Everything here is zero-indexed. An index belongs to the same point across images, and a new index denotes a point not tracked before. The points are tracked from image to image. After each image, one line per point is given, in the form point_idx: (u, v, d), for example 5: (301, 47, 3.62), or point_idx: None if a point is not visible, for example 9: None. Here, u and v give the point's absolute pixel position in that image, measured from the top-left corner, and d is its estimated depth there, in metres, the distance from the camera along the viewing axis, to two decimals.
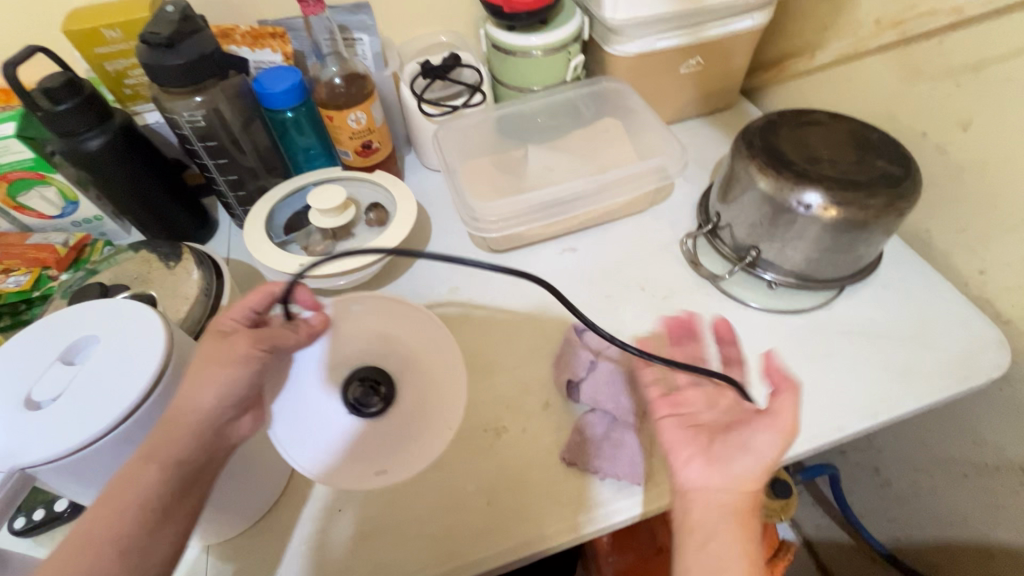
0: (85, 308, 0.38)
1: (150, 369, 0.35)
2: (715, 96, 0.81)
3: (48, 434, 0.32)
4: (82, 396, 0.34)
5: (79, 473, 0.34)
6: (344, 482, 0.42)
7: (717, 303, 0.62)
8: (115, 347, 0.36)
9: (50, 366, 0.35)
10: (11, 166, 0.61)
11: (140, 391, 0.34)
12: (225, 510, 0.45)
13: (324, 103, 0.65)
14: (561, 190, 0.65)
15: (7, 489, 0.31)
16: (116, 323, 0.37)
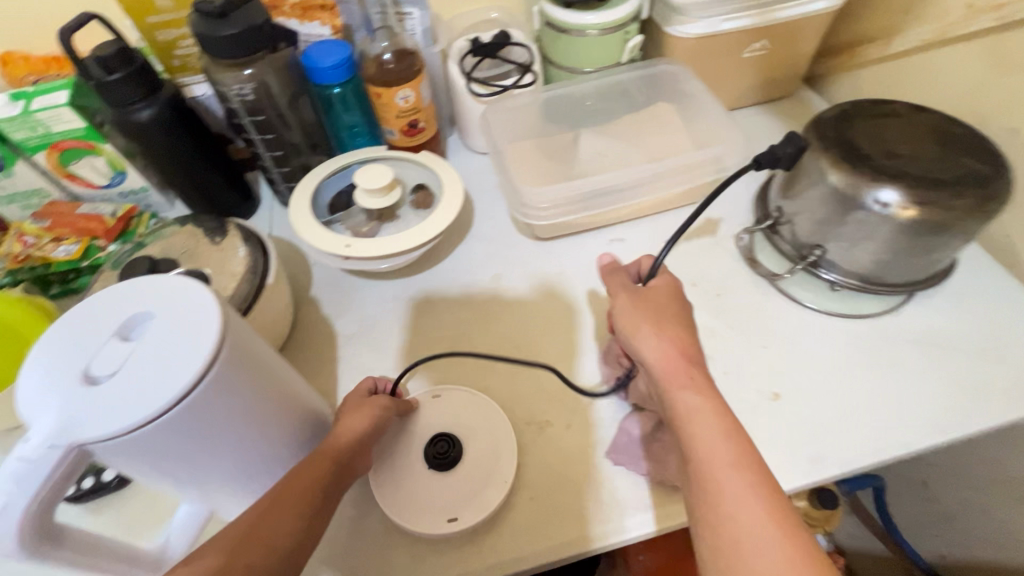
0: (141, 282, 0.36)
1: (208, 351, 0.33)
2: (777, 83, 0.76)
3: (101, 413, 0.31)
4: (135, 375, 0.32)
5: (143, 452, 0.33)
6: (423, 527, 0.46)
7: (774, 303, 0.59)
8: (168, 327, 0.34)
9: (107, 340, 0.33)
10: (63, 135, 0.61)
11: (195, 373, 0.32)
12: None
13: (372, 80, 0.63)
14: (613, 178, 0.62)
15: (62, 464, 0.31)
16: (170, 301, 0.35)
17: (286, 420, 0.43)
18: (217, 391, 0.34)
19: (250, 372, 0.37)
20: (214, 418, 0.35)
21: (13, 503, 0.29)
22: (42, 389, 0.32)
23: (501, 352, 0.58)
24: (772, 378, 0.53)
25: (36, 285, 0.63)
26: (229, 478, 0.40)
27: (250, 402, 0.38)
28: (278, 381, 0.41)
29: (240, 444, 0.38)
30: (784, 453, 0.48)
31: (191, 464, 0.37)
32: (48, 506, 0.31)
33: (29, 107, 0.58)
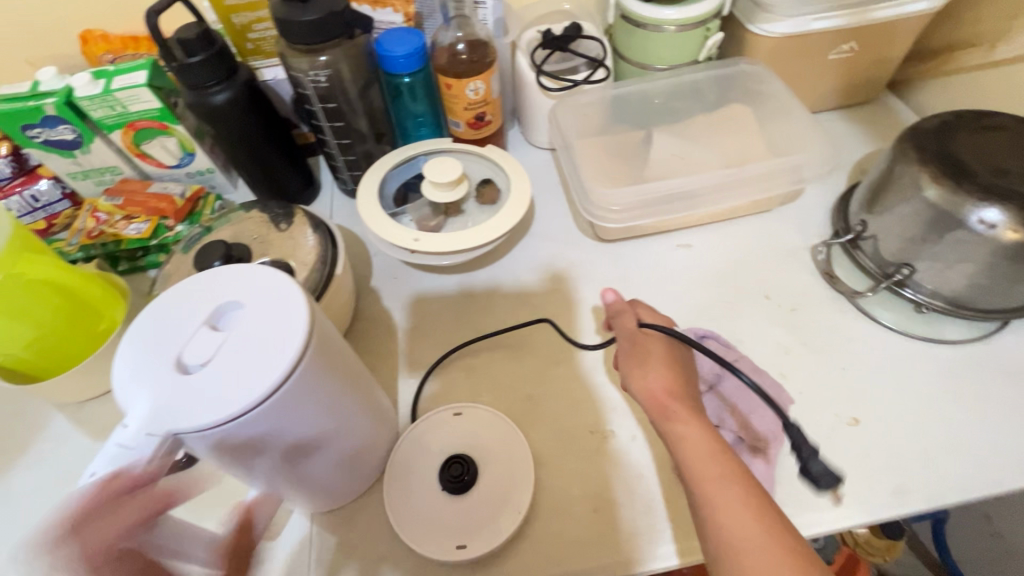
0: (229, 271, 0.36)
1: (296, 348, 0.33)
2: (860, 87, 0.72)
3: (197, 404, 0.31)
4: (228, 367, 0.32)
5: (230, 445, 0.33)
6: (428, 551, 0.45)
7: (852, 322, 0.56)
8: (258, 319, 0.33)
9: (198, 329, 0.33)
10: (139, 115, 0.61)
11: (284, 369, 0.32)
12: (337, 486, 0.45)
13: (444, 70, 0.62)
14: (686, 183, 0.59)
15: (158, 452, 0.31)
16: (259, 292, 0.34)
17: (357, 415, 0.42)
18: (304, 386, 0.34)
19: (329, 370, 0.36)
20: (296, 415, 0.35)
21: (113, 488, 0.29)
22: (137, 377, 0.32)
23: (563, 356, 0.56)
24: (851, 402, 0.51)
25: (107, 260, 0.67)
26: (304, 470, 0.40)
27: (329, 399, 0.37)
28: (354, 380, 0.41)
29: (314, 441, 0.38)
30: (863, 483, 0.46)
31: (272, 458, 0.36)
32: (143, 492, 0.31)
33: (109, 86, 0.59)
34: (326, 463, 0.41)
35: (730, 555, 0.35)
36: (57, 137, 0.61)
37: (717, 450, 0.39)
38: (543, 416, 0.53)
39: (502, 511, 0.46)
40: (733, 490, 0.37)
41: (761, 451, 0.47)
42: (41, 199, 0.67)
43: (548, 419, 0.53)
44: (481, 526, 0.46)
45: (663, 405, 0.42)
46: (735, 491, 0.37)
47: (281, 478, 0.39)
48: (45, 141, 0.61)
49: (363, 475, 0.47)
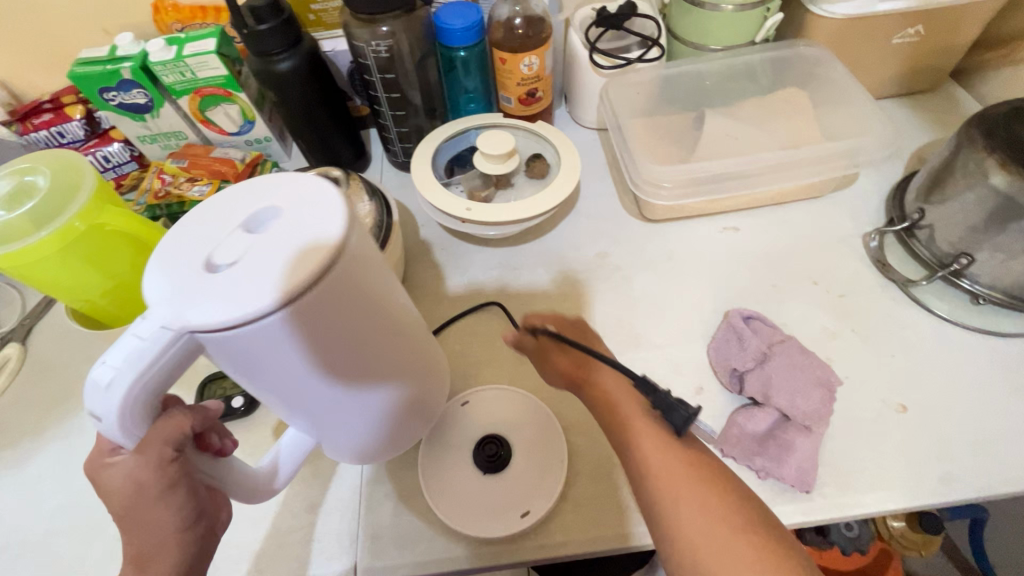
0: (277, 183, 0.32)
1: (320, 258, 0.28)
2: (923, 74, 0.70)
3: (207, 302, 0.27)
4: (248, 270, 0.28)
5: (243, 356, 0.30)
6: (488, 531, 0.45)
7: (903, 310, 0.55)
8: (290, 228, 0.30)
9: (231, 233, 0.30)
10: (206, 82, 0.64)
11: (302, 279, 0.28)
12: (376, 441, 0.42)
13: (499, 45, 0.63)
14: (738, 164, 0.59)
15: (171, 348, 0.28)
16: (299, 201, 0.31)
17: (396, 360, 0.38)
18: (325, 303, 0.29)
19: (359, 301, 0.32)
20: (321, 338, 0.31)
21: (120, 376, 0.28)
22: (167, 271, 0.29)
23: (606, 330, 0.57)
24: (900, 388, 0.50)
25: (172, 222, 0.69)
26: (331, 413, 0.36)
27: (357, 333, 0.33)
28: (391, 322, 0.36)
29: (346, 378, 0.34)
30: (911, 468, 0.46)
31: (292, 387, 0.33)
32: (154, 386, 0.29)
33: (180, 52, 0.61)
34: (360, 412, 0.38)
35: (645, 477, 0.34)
36: (131, 101, 0.65)
37: (634, 391, 0.38)
38: None
39: (539, 488, 0.47)
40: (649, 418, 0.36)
41: (806, 429, 0.46)
42: (112, 160, 0.72)
43: None
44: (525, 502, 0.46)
45: (575, 376, 0.41)
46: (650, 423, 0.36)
47: (311, 417, 0.36)
48: (120, 104, 0.65)
49: (400, 431, 0.43)
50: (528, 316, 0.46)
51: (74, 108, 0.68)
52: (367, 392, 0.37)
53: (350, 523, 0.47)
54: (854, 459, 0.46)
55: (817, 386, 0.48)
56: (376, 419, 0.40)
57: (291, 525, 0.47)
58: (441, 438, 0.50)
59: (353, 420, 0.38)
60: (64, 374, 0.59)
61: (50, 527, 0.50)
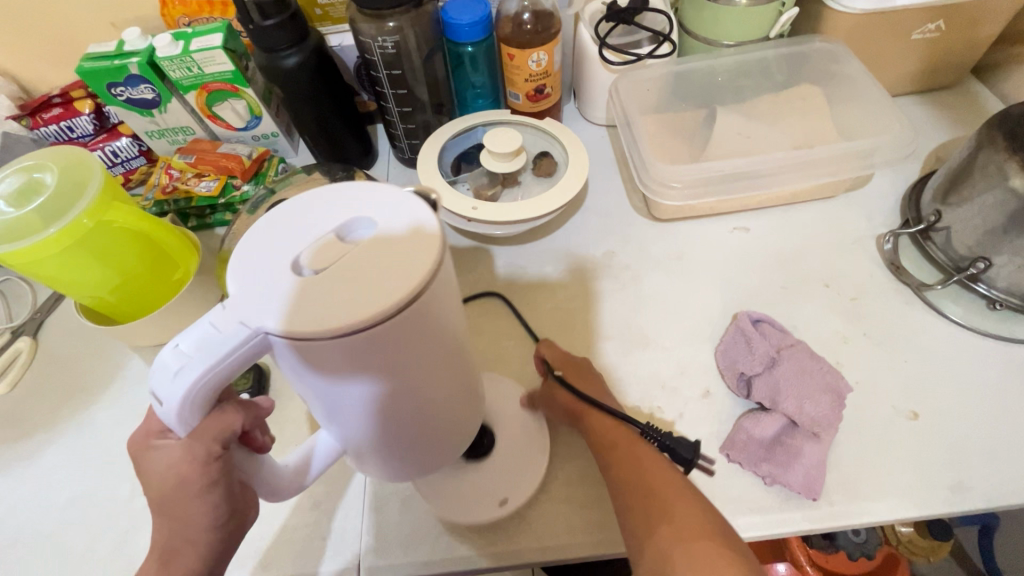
0: (376, 190, 0.31)
1: (409, 290, 0.27)
2: (942, 70, 0.68)
3: (289, 310, 0.27)
4: (336, 284, 0.28)
5: (304, 369, 0.29)
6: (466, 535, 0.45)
7: (917, 314, 0.54)
8: (385, 246, 0.29)
9: (324, 236, 0.30)
10: (213, 77, 0.64)
11: (387, 308, 0.27)
12: (426, 457, 0.41)
13: (507, 40, 0.62)
14: (748, 163, 0.58)
15: (242, 349, 0.27)
16: (397, 217, 0.30)
17: (454, 382, 0.36)
18: (396, 334, 0.28)
19: (429, 339, 0.31)
20: (382, 363, 0.29)
21: (188, 367, 0.27)
22: (256, 262, 0.29)
23: (613, 331, 0.57)
24: (911, 394, 0.49)
25: (178, 216, 0.70)
26: (381, 432, 0.35)
27: (416, 362, 0.31)
28: (451, 360, 0.35)
29: (401, 401, 0.33)
30: (921, 476, 0.45)
31: (347, 406, 0.32)
32: (218, 383, 0.28)
33: (187, 47, 0.61)
34: (410, 434, 0.36)
35: (627, 495, 0.40)
36: (139, 96, 0.65)
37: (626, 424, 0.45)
38: None
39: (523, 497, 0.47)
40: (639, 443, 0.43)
41: (815, 436, 0.46)
42: (120, 155, 0.72)
43: None
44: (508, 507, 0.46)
45: (574, 410, 0.46)
46: (642, 450, 0.42)
47: (362, 436, 0.35)
48: (128, 99, 0.65)
49: (446, 453, 0.42)
50: (541, 346, 0.52)
51: (83, 102, 0.68)
52: (415, 422, 0.36)
53: (355, 520, 0.47)
54: (863, 466, 0.46)
55: (825, 391, 0.48)
56: (429, 436, 0.38)
57: (296, 523, 0.48)
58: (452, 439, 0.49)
59: (401, 442, 0.37)
60: (75, 368, 0.60)
61: (61, 519, 0.51)
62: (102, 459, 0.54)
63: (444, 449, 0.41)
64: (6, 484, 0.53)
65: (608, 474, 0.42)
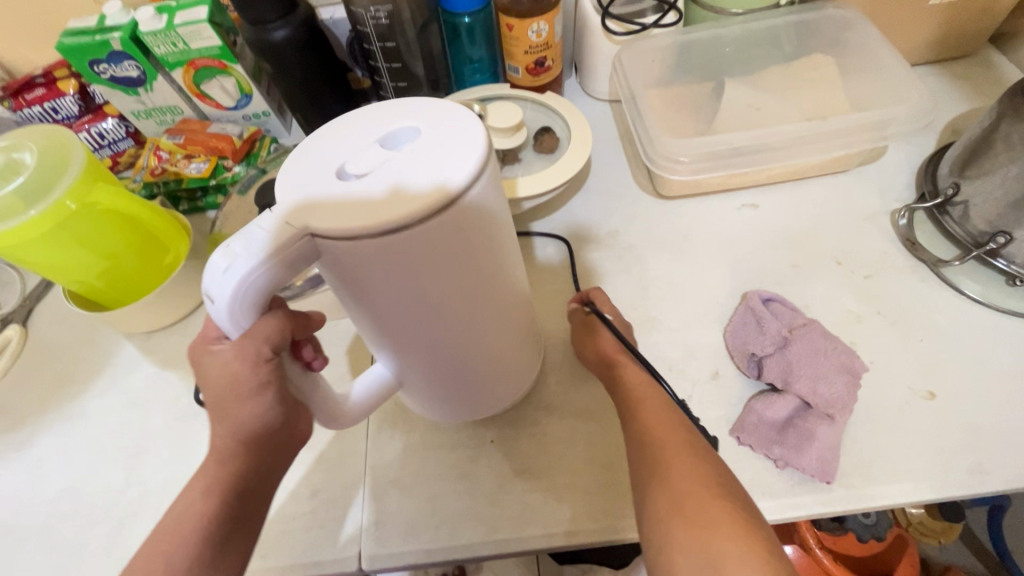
0: (422, 107, 0.31)
1: (446, 194, 0.27)
2: (959, 38, 0.65)
3: (336, 207, 0.27)
4: (382, 183, 0.27)
5: (347, 277, 0.29)
6: (473, 531, 0.44)
7: (932, 292, 0.52)
8: (433, 150, 0.28)
9: (369, 146, 0.29)
10: (200, 53, 0.61)
11: (427, 206, 0.26)
12: (467, 388, 0.42)
13: (505, 9, 0.59)
14: (758, 137, 0.56)
15: (286, 253, 0.27)
16: (443, 130, 0.30)
17: (497, 309, 0.36)
18: (434, 241, 0.28)
19: (469, 256, 0.30)
20: (421, 276, 0.29)
21: (238, 264, 0.26)
22: (301, 172, 0.29)
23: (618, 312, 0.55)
24: (928, 375, 0.48)
25: (168, 199, 0.68)
26: (423, 351, 0.35)
27: (457, 278, 0.31)
28: (494, 285, 0.34)
29: (441, 320, 0.33)
30: (937, 458, 0.44)
31: (391, 321, 0.32)
32: (265, 288, 0.28)
33: (171, 22, 0.58)
34: (449, 357, 0.37)
35: (643, 450, 0.37)
36: (123, 74, 0.62)
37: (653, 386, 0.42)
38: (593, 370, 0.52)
39: (536, 485, 0.46)
40: (665, 403, 0.40)
41: (828, 418, 0.44)
42: (107, 136, 0.70)
43: None
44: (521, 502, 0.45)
45: (610, 359, 0.45)
46: (666, 410, 0.39)
47: (407, 354, 0.36)
48: (112, 77, 0.62)
49: (485, 386, 0.42)
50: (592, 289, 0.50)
51: (66, 82, 0.66)
52: (456, 345, 0.36)
53: (356, 507, 0.46)
54: (877, 449, 0.44)
55: (839, 372, 0.46)
56: (470, 364, 0.39)
57: (295, 512, 0.46)
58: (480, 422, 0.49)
59: (442, 366, 0.37)
60: (67, 356, 0.58)
61: (54, 510, 0.50)
62: (96, 448, 0.52)
63: (483, 384, 0.42)
64: None
65: (626, 426, 0.40)
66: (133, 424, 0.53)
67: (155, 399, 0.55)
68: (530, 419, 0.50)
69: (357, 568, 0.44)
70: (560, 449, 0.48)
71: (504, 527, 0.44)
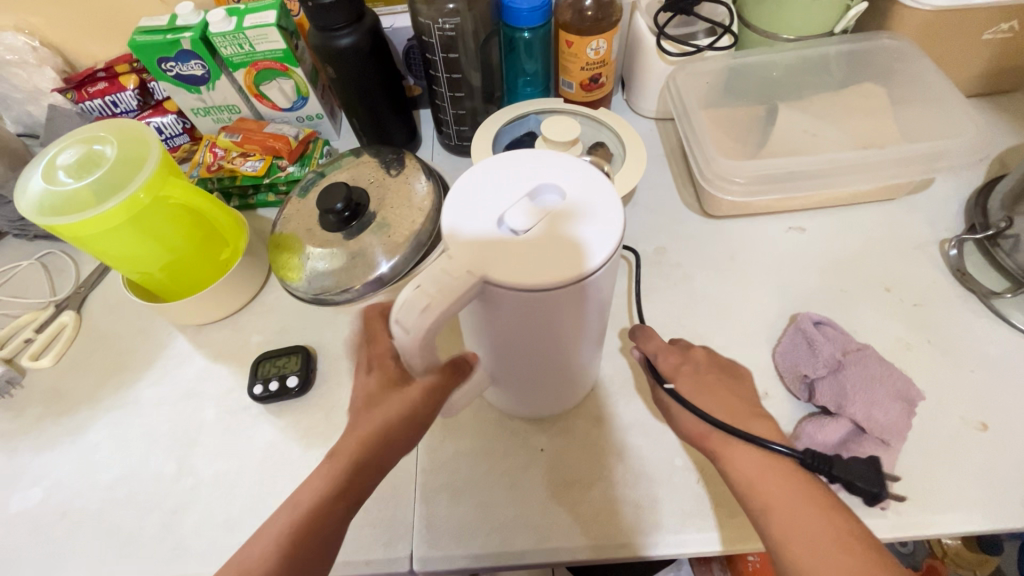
0: (559, 163, 0.36)
1: (594, 264, 0.32)
2: (1007, 73, 0.66)
3: (510, 261, 0.32)
4: (546, 243, 0.32)
5: (498, 313, 0.34)
6: (524, 543, 0.45)
7: (984, 325, 0.52)
8: (579, 210, 0.34)
9: (521, 200, 0.34)
10: (264, 56, 0.63)
11: (585, 270, 0.32)
12: (545, 394, 0.47)
13: (566, 26, 0.60)
14: (810, 161, 0.56)
15: (466, 297, 0.32)
16: (583, 194, 0.34)
17: (588, 337, 0.42)
18: (572, 296, 0.33)
19: (591, 299, 0.36)
20: (551, 316, 0.35)
21: (434, 304, 0.31)
22: (466, 219, 0.34)
23: (667, 328, 0.56)
24: (980, 405, 0.48)
25: (221, 195, 0.70)
26: (522, 364, 0.41)
27: (570, 317, 0.37)
28: (597, 316, 0.40)
29: (545, 344, 0.39)
30: (992, 490, 0.44)
31: (514, 343, 0.38)
32: (448, 319, 0.32)
33: (240, 24, 0.60)
34: (540, 368, 0.42)
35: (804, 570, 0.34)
36: (188, 72, 0.64)
37: (770, 464, 0.38)
38: (644, 386, 0.52)
39: (589, 502, 0.46)
40: (805, 503, 0.36)
41: (883, 444, 0.44)
42: (164, 131, 0.72)
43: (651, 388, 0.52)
44: (578, 518, 0.45)
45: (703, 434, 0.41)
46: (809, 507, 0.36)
47: (505, 364, 0.41)
48: (177, 75, 0.64)
49: (562, 394, 0.48)
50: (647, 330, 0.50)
51: (128, 78, 0.68)
52: (554, 364, 0.42)
53: (407, 508, 0.47)
54: (929, 477, 0.44)
55: (895, 398, 0.46)
56: (555, 374, 0.44)
57: None
58: (526, 428, 0.50)
59: (532, 377, 0.43)
60: (120, 345, 0.59)
61: (109, 497, 0.50)
62: (149, 436, 0.53)
63: (557, 389, 0.47)
64: (53, 459, 0.53)
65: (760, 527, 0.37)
66: (186, 414, 0.54)
67: (207, 391, 0.56)
68: (580, 430, 0.50)
69: (409, 569, 0.45)
70: (607, 461, 0.48)
71: (558, 546, 0.44)
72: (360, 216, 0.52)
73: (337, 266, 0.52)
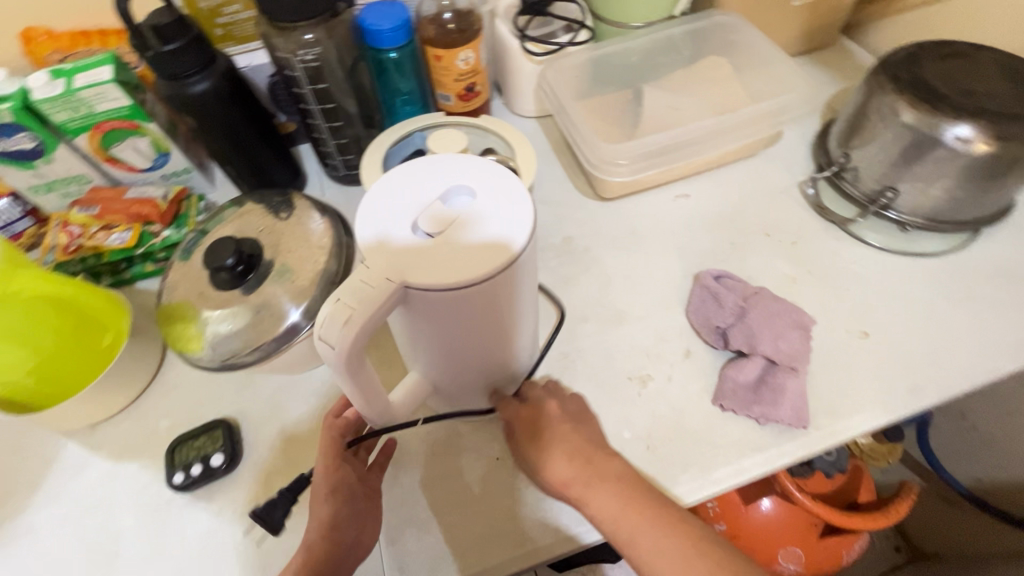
0: (465, 164, 0.37)
1: (508, 256, 0.32)
2: (818, 32, 0.76)
3: (426, 265, 0.32)
4: (458, 244, 0.33)
5: (425, 315, 0.34)
6: (498, 558, 0.44)
7: (848, 248, 0.60)
8: (490, 206, 0.34)
9: (431, 204, 0.34)
10: (106, 116, 0.57)
11: (501, 263, 0.32)
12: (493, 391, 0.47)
13: (432, 41, 0.61)
14: (679, 134, 0.61)
15: (387, 303, 0.32)
16: (492, 193, 0.35)
17: (523, 327, 0.43)
18: (494, 291, 0.34)
19: (514, 292, 0.36)
20: (478, 313, 0.35)
21: (354, 316, 0.31)
22: (379, 227, 0.34)
23: (590, 312, 0.58)
24: (860, 318, 0.55)
25: (87, 277, 0.62)
26: (462, 364, 0.41)
27: (499, 314, 0.37)
28: (531, 300, 0.41)
29: (479, 342, 0.39)
30: (882, 386, 0.50)
31: (450, 342, 0.38)
32: (371, 330, 0.32)
33: (70, 86, 0.53)
34: (479, 368, 0.43)
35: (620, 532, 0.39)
36: (15, 147, 0.56)
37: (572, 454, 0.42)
38: (581, 372, 0.54)
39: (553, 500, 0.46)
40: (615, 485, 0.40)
41: (793, 371, 0.49)
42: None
43: (588, 372, 0.54)
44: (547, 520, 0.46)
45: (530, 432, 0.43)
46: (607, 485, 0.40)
47: (449, 365, 0.41)
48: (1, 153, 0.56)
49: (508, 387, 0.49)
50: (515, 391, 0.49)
51: None
52: (494, 358, 0.42)
53: (374, 556, 0.45)
54: (834, 390, 0.50)
55: (793, 328, 0.51)
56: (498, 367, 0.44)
57: None
58: (476, 442, 0.50)
59: (477, 374, 0.44)
60: None
61: None
62: (54, 567, 0.46)
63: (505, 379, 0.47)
64: None
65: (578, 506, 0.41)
66: (96, 529, 0.48)
67: (117, 497, 0.49)
68: None
69: None
70: None
71: (531, 552, 0.45)
72: (256, 267, 0.49)
73: (242, 324, 0.48)
